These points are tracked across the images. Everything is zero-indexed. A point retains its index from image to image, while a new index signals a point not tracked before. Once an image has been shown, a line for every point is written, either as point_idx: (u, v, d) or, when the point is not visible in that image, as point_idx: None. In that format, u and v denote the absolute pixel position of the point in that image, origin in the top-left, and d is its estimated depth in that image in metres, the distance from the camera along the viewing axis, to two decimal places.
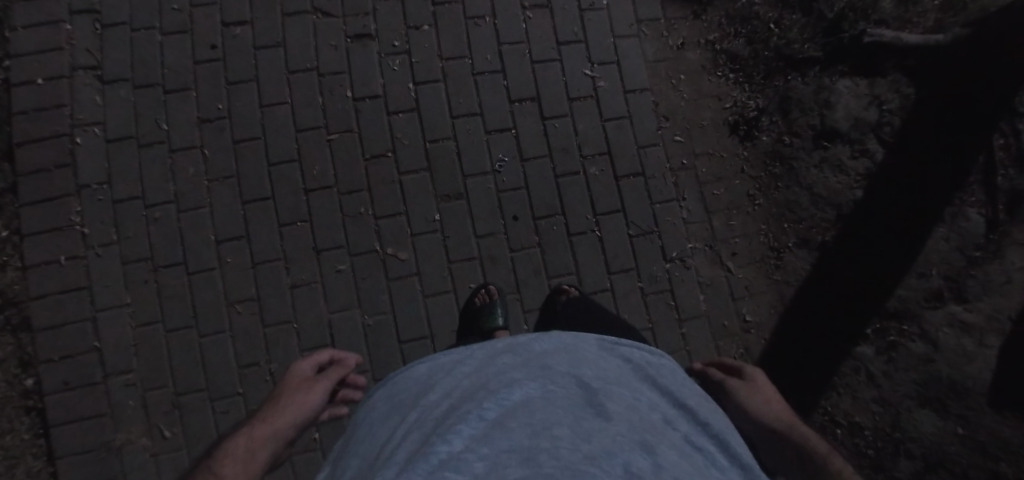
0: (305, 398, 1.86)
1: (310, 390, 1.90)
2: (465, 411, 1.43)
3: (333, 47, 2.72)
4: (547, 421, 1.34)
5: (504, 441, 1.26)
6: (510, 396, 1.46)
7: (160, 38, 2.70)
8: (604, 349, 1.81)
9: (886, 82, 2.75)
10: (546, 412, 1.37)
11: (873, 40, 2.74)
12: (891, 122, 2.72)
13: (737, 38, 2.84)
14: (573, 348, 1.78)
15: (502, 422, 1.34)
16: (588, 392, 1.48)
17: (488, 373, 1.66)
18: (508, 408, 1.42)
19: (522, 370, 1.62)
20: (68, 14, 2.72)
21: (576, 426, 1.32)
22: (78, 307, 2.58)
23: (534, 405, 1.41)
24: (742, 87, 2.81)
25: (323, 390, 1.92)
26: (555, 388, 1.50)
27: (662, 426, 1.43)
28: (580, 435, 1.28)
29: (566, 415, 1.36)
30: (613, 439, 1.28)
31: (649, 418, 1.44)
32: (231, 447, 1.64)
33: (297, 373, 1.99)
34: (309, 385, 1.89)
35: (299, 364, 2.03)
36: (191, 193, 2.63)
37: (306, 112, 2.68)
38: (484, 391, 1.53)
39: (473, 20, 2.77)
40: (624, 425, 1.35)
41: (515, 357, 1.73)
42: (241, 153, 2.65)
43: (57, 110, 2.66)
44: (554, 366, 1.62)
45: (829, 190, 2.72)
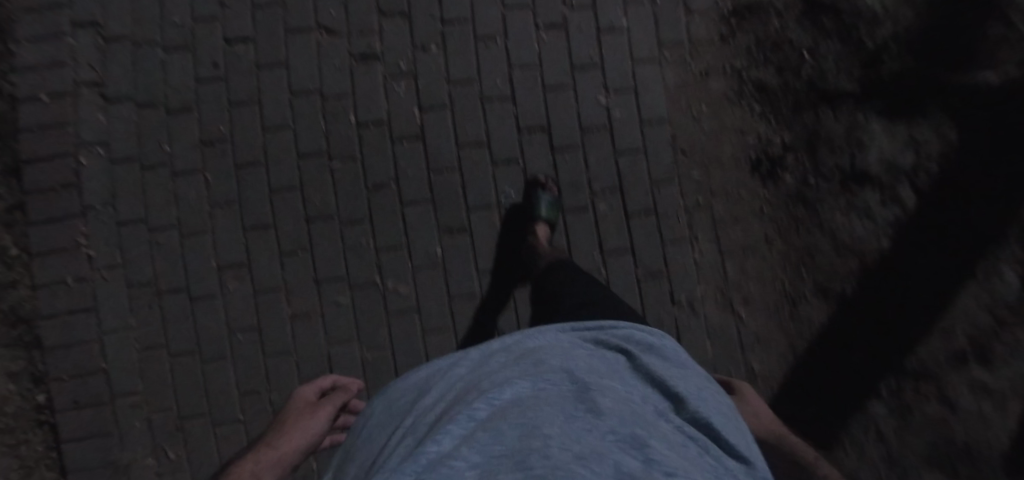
0: (307, 424, 2.15)
1: (314, 415, 2.18)
2: (454, 413, 1.35)
3: (338, 68, 2.60)
4: (537, 419, 1.25)
5: (493, 443, 1.18)
6: (499, 396, 1.37)
7: (163, 55, 2.62)
8: (598, 339, 1.71)
9: (926, 124, 2.56)
10: (538, 410, 1.29)
11: (915, 76, 2.56)
12: (928, 167, 2.54)
13: (767, 66, 2.66)
14: (568, 342, 1.68)
15: (492, 424, 1.26)
16: (581, 386, 1.40)
17: (481, 371, 1.58)
18: (498, 408, 1.33)
19: (514, 366, 1.52)
20: (71, 27, 2.65)
21: (567, 425, 1.24)
22: (85, 328, 2.60)
23: (526, 404, 1.32)
24: (769, 122, 2.65)
25: (325, 415, 2.20)
26: (547, 386, 1.41)
27: (653, 417, 1.36)
28: (570, 434, 1.20)
29: (557, 413, 1.28)
30: (603, 439, 1.21)
31: (643, 410, 1.37)
32: (243, 468, 2.01)
33: (302, 399, 2.24)
34: (312, 412, 2.17)
35: (305, 389, 2.28)
36: (193, 218, 2.59)
37: (308, 137, 2.58)
38: (475, 392, 1.44)
39: (483, 40, 2.61)
40: (615, 420, 1.27)
41: (509, 354, 1.64)
42: (244, 178, 2.58)
43: (62, 128, 2.63)
44: (547, 360, 1.53)
45: (853, 237, 2.58)
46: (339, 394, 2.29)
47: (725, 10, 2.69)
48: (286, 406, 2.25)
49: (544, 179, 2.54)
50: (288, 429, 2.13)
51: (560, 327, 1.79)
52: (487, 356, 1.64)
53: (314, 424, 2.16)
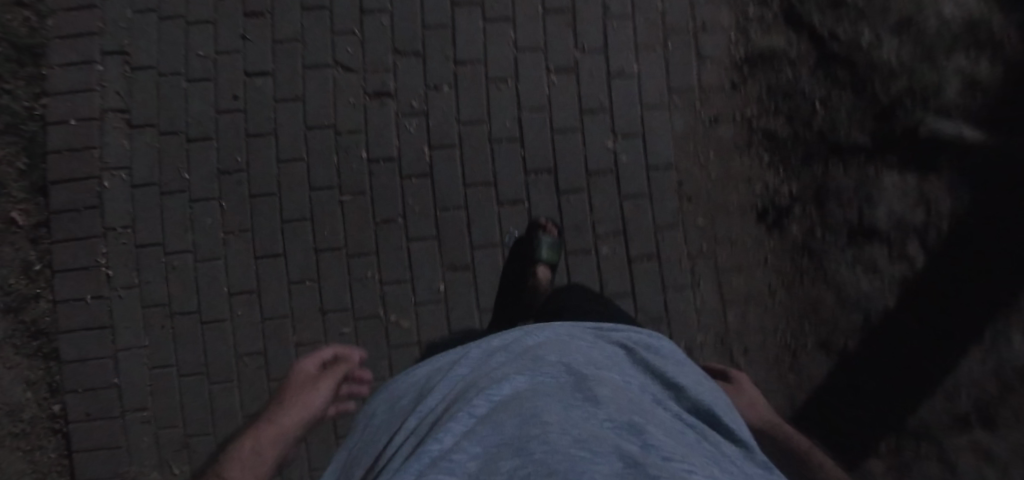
0: (309, 398, 1.89)
1: (317, 385, 1.94)
2: (454, 411, 1.38)
3: (352, 104, 2.67)
4: (536, 410, 1.28)
5: (491, 437, 1.22)
6: (498, 390, 1.41)
7: (186, 85, 2.72)
8: (597, 336, 1.74)
9: (938, 181, 2.52)
10: (537, 402, 1.32)
11: (930, 133, 2.51)
12: (938, 226, 2.51)
13: (777, 115, 2.65)
14: (567, 337, 1.71)
15: (491, 418, 1.29)
16: (578, 379, 1.43)
17: (480, 367, 1.61)
18: (498, 403, 1.36)
19: (512, 363, 1.55)
20: (101, 55, 2.77)
21: (566, 415, 1.26)
22: (101, 344, 2.70)
23: (525, 398, 1.35)
24: (776, 170, 2.64)
25: (330, 386, 1.95)
26: (545, 379, 1.44)
27: (652, 406, 1.39)
28: (569, 422, 1.23)
29: (557, 404, 1.31)
30: (602, 424, 1.23)
31: (642, 400, 1.40)
32: (237, 454, 1.72)
33: (301, 374, 1.98)
34: (311, 384, 1.92)
35: (303, 363, 2.01)
36: (208, 244, 2.67)
37: (321, 169, 2.65)
38: (475, 387, 1.48)
39: (494, 82, 2.66)
40: (613, 408, 1.30)
41: (508, 350, 1.66)
42: (257, 207, 2.66)
43: (88, 151, 2.75)
44: (545, 355, 1.56)
45: (859, 292, 2.55)
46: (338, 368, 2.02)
47: (738, 57, 2.69)
48: (282, 385, 1.97)
49: (544, 220, 2.57)
50: (288, 400, 1.89)
51: (559, 325, 1.82)
52: (486, 353, 1.66)
53: (317, 398, 1.91)
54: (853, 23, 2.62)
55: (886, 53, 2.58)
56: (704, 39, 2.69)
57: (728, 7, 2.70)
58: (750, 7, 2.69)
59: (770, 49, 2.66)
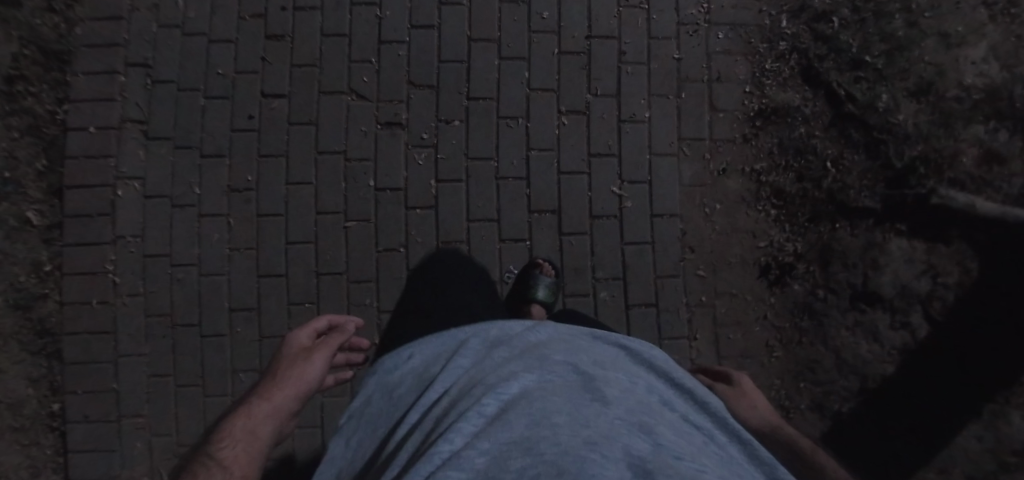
0: (301, 368, 1.90)
1: (307, 356, 1.94)
2: (465, 408, 1.52)
3: (364, 132, 2.70)
4: (547, 409, 1.42)
5: (505, 434, 1.35)
6: (507, 389, 1.55)
7: (204, 101, 2.77)
8: (594, 342, 1.89)
9: (947, 251, 2.48)
10: (546, 401, 1.46)
11: (941, 201, 2.48)
12: (943, 296, 2.47)
13: (787, 171, 2.63)
14: (566, 341, 1.86)
15: (503, 416, 1.43)
16: (583, 381, 1.57)
17: (486, 365, 1.75)
18: (507, 401, 1.50)
19: (520, 363, 1.69)
20: (125, 66, 2.83)
21: (576, 413, 1.40)
22: (103, 349, 2.69)
23: (535, 396, 1.49)
24: (782, 227, 2.61)
25: (322, 357, 1.95)
26: (551, 379, 1.58)
27: (654, 407, 1.55)
28: (579, 420, 1.37)
29: (566, 403, 1.45)
30: (610, 423, 1.37)
31: (644, 402, 1.55)
32: (233, 429, 1.74)
33: (295, 345, 1.98)
34: (302, 356, 1.92)
35: (296, 334, 2.02)
36: (212, 259, 2.69)
37: (328, 194, 2.69)
38: (484, 385, 1.61)
39: (505, 120, 2.68)
40: (620, 409, 1.44)
41: (511, 350, 1.80)
42: (264, 226, 2.70)
43: (105, 159, 2.79)
44: (550, 357, 1.71)
45: (858, 357, 2.51)
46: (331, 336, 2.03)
47: (751, 110, 2.68)
48: (276, 358, 1.97)
49: (542, 262, 2.58)
50: (279, 375, 1.87)
51: (558, 328, 1.96)
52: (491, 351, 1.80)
53: (309, 368, 1.91)
54: (871, 85, 2.60)
55: (901, 118, 2.56)
56: (719, 89, 2.70)
57: (745, 60, 2.71)
58: (767, 62, 2.70)
59: (785, 104, 2.65)
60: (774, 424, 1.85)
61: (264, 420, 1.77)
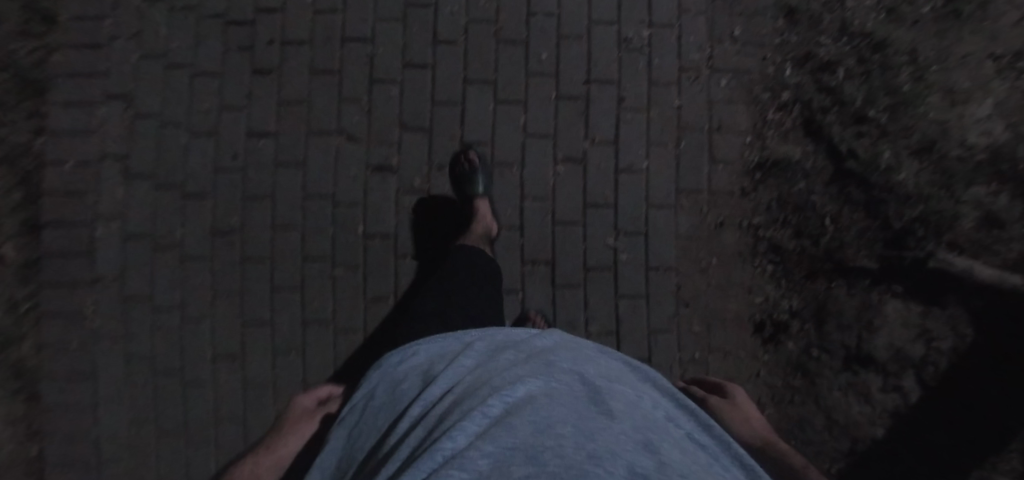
0: (297, 429, 2.05)
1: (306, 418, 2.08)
2: (466, 409, 1.44)
3: (353, 176, 2.61)
4: (551, 419, 1.34)
5: (507, 439, 1.27)
6: (512, 392, 1.47)
7: (186, 138, 2.66)
8: (603, 350, 1.80)
9: (942, 315, 2.47)
10: (550, 409, 1.38)
11: (939, 265, 2.44)
12: (937, 361, 2.46)
13: (785, 226, 2.59)
14: (574, 346, 1.77)
15: (506, 420, 1.35)
16: (589, 393, 1.48)
17: (489, 363, 1.66)
18: (511, 404, 1.42)
19: (525, 363, 1.61)
20: (104, 97, 2.71)
21: (580, 426, 1.32)
22: (82, 393, 2.63)
23: (538, 403, 1.40)
24: (778, 283, 2.58)
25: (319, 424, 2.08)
26: (557, 386, 1.49)
27: (661, 425, 1.45)
28: (584, 434, 1.29)
29: (571, 415, 1.37)
30: (614, 439, 1.28)
31: (650, 417, 1.47)
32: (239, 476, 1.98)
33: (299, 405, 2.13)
34: (300, 418, 2.06)
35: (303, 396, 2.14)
36: (195, 303, 2.62)
37: (315, 240, 2.61)
38: (486, 386, 1.53)
39: (499, 167, 2.61)
40: (626, 424, 1.36)
41: (517, 350, 1.72)
42: (249, 271, 2.61)
43: (83, 195, 2.68)
44: (556, 363, 1.62)
45: (849, 419, 2.50)
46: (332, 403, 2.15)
47: (751, 162, 2.62)
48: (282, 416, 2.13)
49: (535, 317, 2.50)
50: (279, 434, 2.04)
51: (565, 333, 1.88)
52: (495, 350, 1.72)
53: (305, 429, 2.06)
54: (874, 141, 2.55)
55: (903, 177, 2.52)
56: (720, 139, 2.63)
57: (746, 110, 2.65)
58: (770, 113, 2.64)
59: (786, 157, 2.60)
60: (766, 439, 1.86)
61: (264, 475, 1.99)
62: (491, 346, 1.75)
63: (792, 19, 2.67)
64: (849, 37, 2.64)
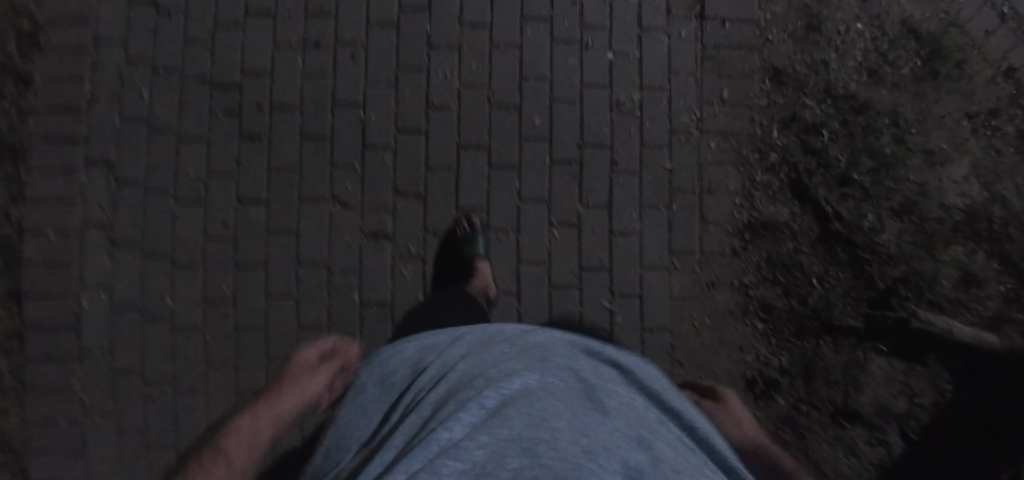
0: (307, 386, 1.90)
1: (315, 374, 1.95)
2: (459, 401, 1.41)
3: (347, 243, 2.59)
4: (547, 412, 1.32)
5: (504, 428, 1.23)
6: (507, 385, 1.45)
7: (173, 206, 2.60)
8: (592, 352, 1.78)
9: (924, 371, 2.58)
10: (546, 403, 1.36)
11: (921, 326, 2.54)
12: (919, 415, 2.56)
13: (774, 285, 2.65)
14: (565, 348, 1.76)
15: (502, 410, 1.32)
16: (583, 391, 1.47)
17: (483, 360, 1.64)
18: (508, 396, 1.40)
19: (519, 361, 1.60)
20: (84, 164, 2.63)
21: (576, 420, 1.30)
22: (73, 469, 2.57)
23: (535, 396, 1.38)
24: (767, 341, 2.65)
25: (331, 375, 1.97)
26: (551, 383, 1.48)
27: (653, 427, 1.43)
28: (580, 427, 1.27)
29: (566, 410, 1.34)
30: (610, 436, 1.26)
31: (642, 417, 1.46)
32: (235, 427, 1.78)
33: (300, 360, 2.02)
34: (309, 375, 1.92)
35: (304, 350, 2.05)
36: (189, 374, 2.58)
37: (310, 308, 2.58)
38: (480, 379, 1.51)
39: (495, 232, 2.62)
40: (620, 423, 1.34)
41: (508, 350, 1.70)
42: (243, 341, 2.58)
43: (66, 265, 2.61)
44: (549, 362, 1.61)
45: (838, 473, 2.57)
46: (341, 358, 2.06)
47: (741, 222, 2.68)
48: (287, 371, 2.02)
49: None
50: (285, 387, 1.90)
51: (556, 335, 1.88)
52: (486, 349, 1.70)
53: (313, 386, 1.91)
54: (857, 203, 2.64)
55: (887, 238, 2.60)
56: (710, 200, 2.68)
57: (735, 171, 2.71)
58: (758, 174, 2.70)
59: (774, 219, 2.66)
60: (758, 442, 1.83)
61: (264, 435, 1.77)
62: (482, 347, 1.74)
63: (778, 81, 2.75)
64: (832, 99, 2.73)
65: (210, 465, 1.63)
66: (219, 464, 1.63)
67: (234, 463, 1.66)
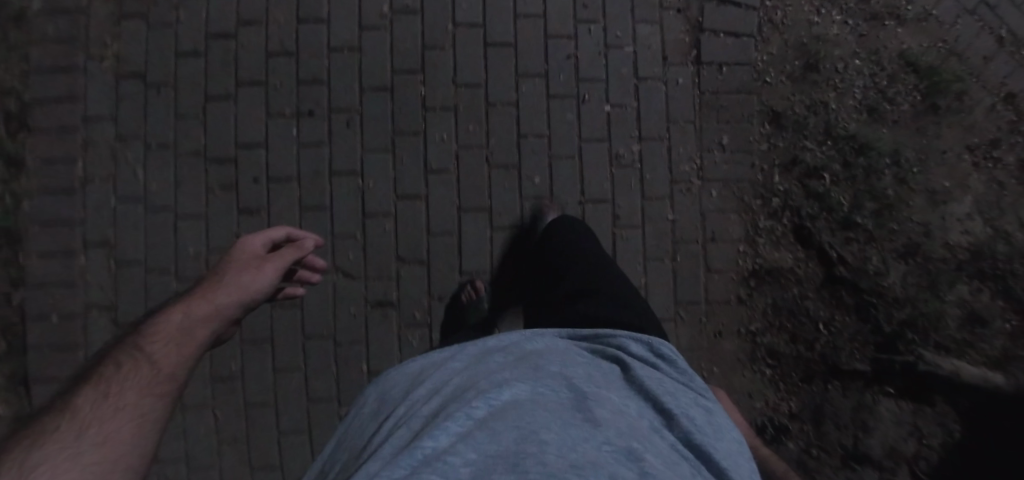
0: (251, 280, 1.64)
1: (259, 271, 1.69)
2: (450, 411, 1.42)
3: (353, 313, 2.59)
4: (535, 425, 1.32)
5: (489, 442, 1.26)
6: (498, 395, 1.44)
7: (175, 284, 2.58)
8: (593, 349, 1.77)
9: (933, 412, 2.58)
10: (535, 414, 1.36)
11: (928, 369, 2.55)
12: (927, 456, 2.56)
13: (781, 331, 2.65)
14: (565, 349, 1.73)
15: (490, 423, 1.33)
16: (578, 395, 1.46)
17: (479, 369, 1.62)
18: (497, 407, 1.40)
19: (513, 367, 1.58)
20: (84, 245, 2.61)
21: (564, 433, 1.30)
22: None
23: (525, 409, 1.39)
24: (776, 387, 2.65)
25: (276, 269, 1.73)
26: (545, 390, 1.47)
27: (648, 431, 1.43)
28: (566, 442, 1.28)
29: (555, 420, 1.35)
30: (598, 451, 1.27)
31: (636, 424, 1.44)
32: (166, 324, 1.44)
33: (247, 250, 1.78)
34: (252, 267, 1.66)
35: (252, 237, 1.84)
36: (200, 452, 2.55)
37: (319, 380, 2.57)
38: (472, 389, 1.50)
39: (501, 294, 2.62)
40: (610, 431, 1.34)
41: (507, 354, 1.69)
42: (253, 415, 2.56)
43: (71, 348, 2.60)
44: (546, 366, 1.59)
45: None
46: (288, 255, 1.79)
47: (746, 269, 2.67)
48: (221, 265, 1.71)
49: None
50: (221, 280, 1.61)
51: (556, 333, 1.85)
52: (483, 355, 1.70)
53: (259, 280, 1.66)
54: (861, 246, 2.64)
55: (892, 280, 2.61)
56: (715, 248, 2.68)
57: (738, 218, 2.69)
58: (761, 220, 2.69)
59: (778, 265, 2.66)
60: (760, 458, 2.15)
61: (199, 333, 1.46)
62: (482, 351, 1.73)
63: (778, 124, 2.74)
64: (833, 141, 2.72)
65: (98, 393, 1.25)
66: (129, 390, 1.27)
67: (160, 368, 1.34)
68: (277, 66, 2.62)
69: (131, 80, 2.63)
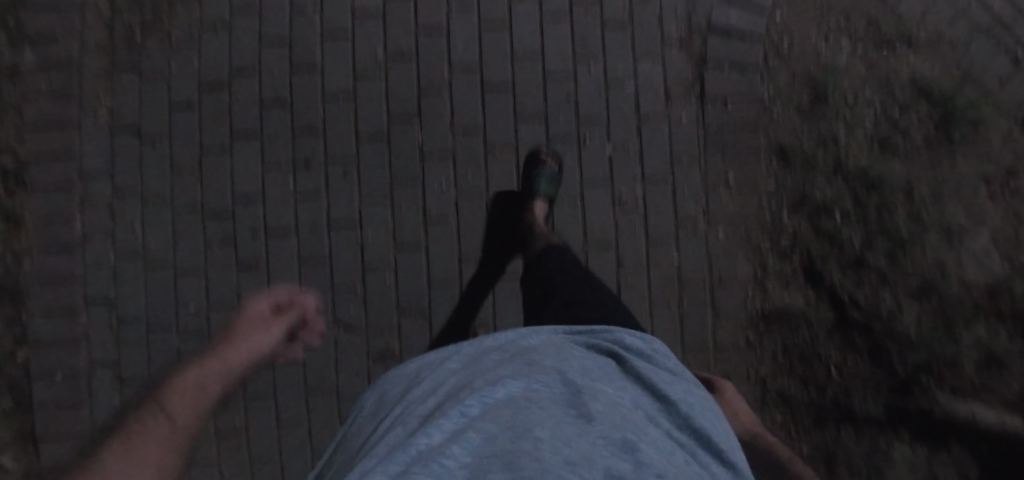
0: (250, 337, 1.69)
1: (261, 328, 1.72)
2: (445, 410, 1.40)
3: (355, 367, 2.56)
4: (529, 422, 1.30)
5: (481, 441, 1.24)
6: (491, 393, 1.42)
7: (178, 341, 2.57)
8: (590, 343, 1.75)
9: (949, 458, 2.53)
10: (529, 412, 1.34)
11: (943, 413, 2.51)
12: None
13: (791, 375, 2.60)
14: (561, 344, 1.71)
15: (484, 420, 1.32)
16: (573, 389, 1.44)
17: (475, 370, 1.60)
18: (491, 405, 1.38)
19: (508, 366, 1.57)
20: (85, 303, 2.60)
21: (558, 428, 1.28)
22: None
23: (519, 404, 1.37)
24: (787, 432, 2.60)
25: (281, 332, 1.73)
26: (539, 386, 1.45)
27: (643, 422, 1.41)
28: (560, 437, 1.25)
29: (548, 417, 1.32)
30: (593, 444, 1.24)
31: (632, 416, 1.41)
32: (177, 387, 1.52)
33: (249, 314, 1.75)
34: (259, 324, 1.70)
35: (253, 300, 1.78)
36: None
37: (322, 436, 2.55)
38: (468, 389, 1.49)
39: None
40: (605, 425, 1.32)
41: (506, 353, 1.68)
42: (258, 472, 2.54)
43: (78, 407, 2.59)
44: (541, 361, 1.57)
45: None
46: (292, 313, 1.77)
47: (754, 312, 2.62)
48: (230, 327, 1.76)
49: None
50: (230, 337, 1.69)
51: (554, 328, 1.84)
52: (479, 355, 1.69)
53: (259, 339, 1.69)
54: (874, 287, 2.58)
55: (906, 323, 2.55)
56: (723, 288, 2.62)
57: (746, 258, 2.63)
58: (769, 261, 2.63)
59: (787, 308, 2.61)
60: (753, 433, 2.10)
61: (192, 408, 1.47)
62: (475, 354, 1.71)
63: (785, 160, 2.66)
64: (844, 176, 2.63)
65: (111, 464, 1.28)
66: (132, 462, 1.29)
67: (178, 421, 1.43)
68: (271, 115, 2.57)
69: (127, 134, 2.60)
